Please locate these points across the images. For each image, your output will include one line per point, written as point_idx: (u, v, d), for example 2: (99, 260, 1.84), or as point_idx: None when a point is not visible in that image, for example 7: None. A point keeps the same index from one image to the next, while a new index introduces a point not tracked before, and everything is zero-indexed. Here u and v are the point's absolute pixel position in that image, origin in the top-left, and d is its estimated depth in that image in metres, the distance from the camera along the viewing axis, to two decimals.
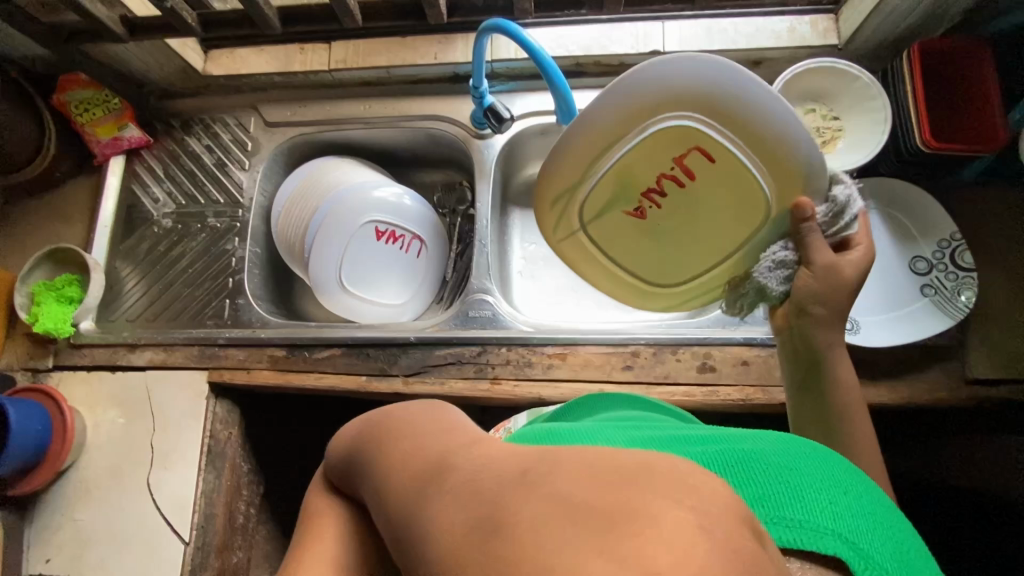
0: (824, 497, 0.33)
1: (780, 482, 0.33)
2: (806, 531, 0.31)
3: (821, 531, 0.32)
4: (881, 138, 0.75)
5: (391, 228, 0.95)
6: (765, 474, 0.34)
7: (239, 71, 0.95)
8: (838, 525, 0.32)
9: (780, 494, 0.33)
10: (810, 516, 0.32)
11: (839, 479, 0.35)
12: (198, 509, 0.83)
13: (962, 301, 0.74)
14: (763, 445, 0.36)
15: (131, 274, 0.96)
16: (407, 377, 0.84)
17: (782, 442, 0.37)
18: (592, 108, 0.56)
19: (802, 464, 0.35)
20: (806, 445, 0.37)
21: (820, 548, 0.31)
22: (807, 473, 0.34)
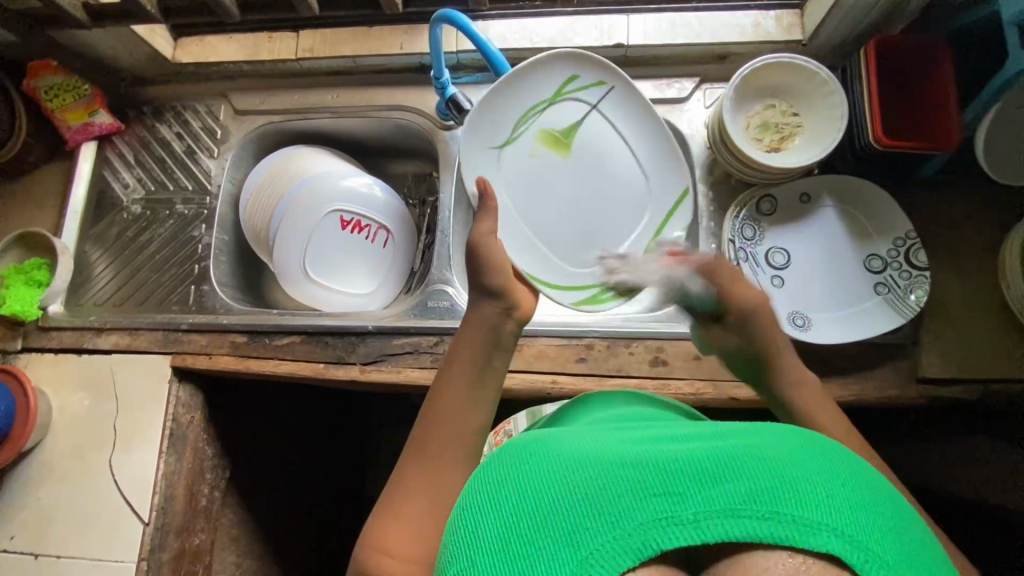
0: (819, 491, 0.32)
1: (775, 476, 0.32)
2: (800, 528, 0.30)
3: (815, 527, 0.30)
4: (835, 135, 0.75)
5: (357, 218, 0.95)
6: (761, 471, 0.33)
7: (208, 60, 0.96)
8: (835, 521, 0.31)
9: (776, 488, 0.32)
10: (806, 512, 0.31)
11: (836, 470, 0.34)
12: (159, 490, 0.85)
13: (912, 300, 0.74)
14: (758, 443, 0.36)
15: (101, 258, 0.98)
16: (365, 364, 0.85)
17: (772, 436, 0.37)
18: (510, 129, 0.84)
19: (795, 457, 0.34)
20: (797, 438, 0.37)
21: (814, 543, 0.30)
22: (802, 465, 0.34)
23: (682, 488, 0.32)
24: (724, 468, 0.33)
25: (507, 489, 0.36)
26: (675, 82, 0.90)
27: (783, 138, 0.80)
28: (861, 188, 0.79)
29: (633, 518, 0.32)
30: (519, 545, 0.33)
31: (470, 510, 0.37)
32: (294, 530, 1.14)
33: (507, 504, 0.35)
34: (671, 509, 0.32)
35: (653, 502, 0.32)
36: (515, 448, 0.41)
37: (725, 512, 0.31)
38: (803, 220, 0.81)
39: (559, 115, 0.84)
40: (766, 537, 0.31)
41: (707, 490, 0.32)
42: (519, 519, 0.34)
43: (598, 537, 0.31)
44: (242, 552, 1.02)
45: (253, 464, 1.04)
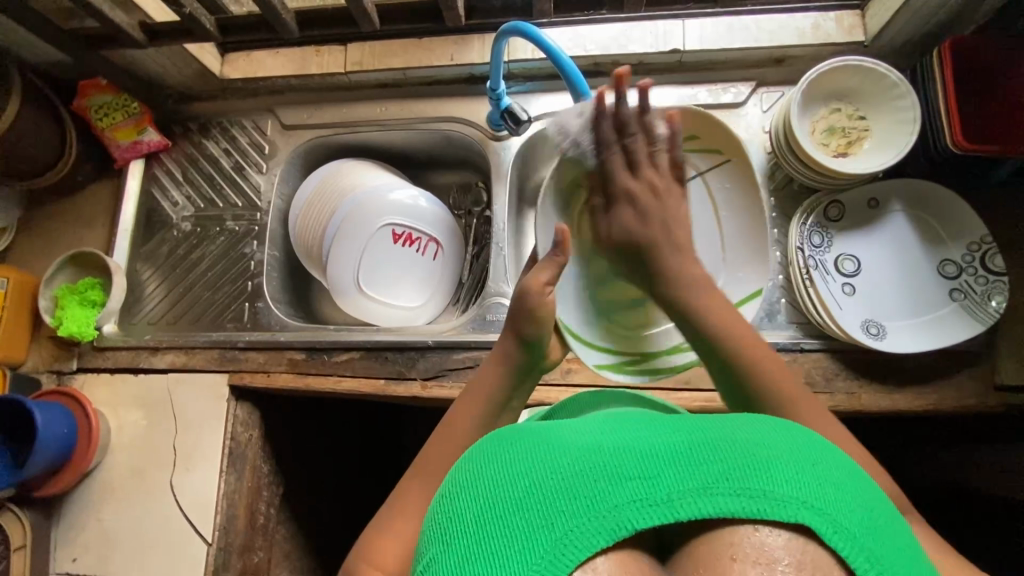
0: (793, 470, 0.32)
1: (747, 458, 0.32)
2: (773, 502, 0.30)
3: (787, 502, 0.30)
4: (908, 138, 0.73)
5: (408, 231, 0.95)
6: (735, 452, 0.33)
7: (256, 74, 0.95)
8: (807, 496, 0.31)
9: (747, 466, 0.32)
10: (779, 489, 0.31)
11: (805, 450, 0.34)
12: (221, 510, 0.84)
13: (993, 307, 0.72)
14: (731, 426, 0.36)
15: (152, 277, 0.97)
16: (425, 380, 0.84)
17: (742, 420, 0.37)
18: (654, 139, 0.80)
19: (771, 439, 0.34)
20: (765, 421, 0.37)
21: (785, 517, 0.30)
22: (772, 446, 0.34)
23: (655, 471, 0.32)
24: (695, 453, 0.33)
25: (478, 477, 0.35)
26: (731, 87, 0.89)
27: (852, 143, 0.78)
28: (932, 193, 0.77)
29: (605, 500, 0.31)
30: (489, 527, 0.32)
31: (444, 503, 0.36)
32: (344, 544, 1.13)
33: (477, 491, 0.34)
34: (645, 492, 0.31)
35: (627, 484, 0.32)
36: (485, 441, 0.40)
37: (697, 492, 0.31)
38: (871, 226, 0.79)
39: (668, 171, 0.80)
40: (739, 514, 0.30)
41: (679, 472, 0.32)
42: (489, 505, 0.33)
43: (571, 518, 0.31)
44: (296, 567, 1.02)
45: (305, 479, 1.04)
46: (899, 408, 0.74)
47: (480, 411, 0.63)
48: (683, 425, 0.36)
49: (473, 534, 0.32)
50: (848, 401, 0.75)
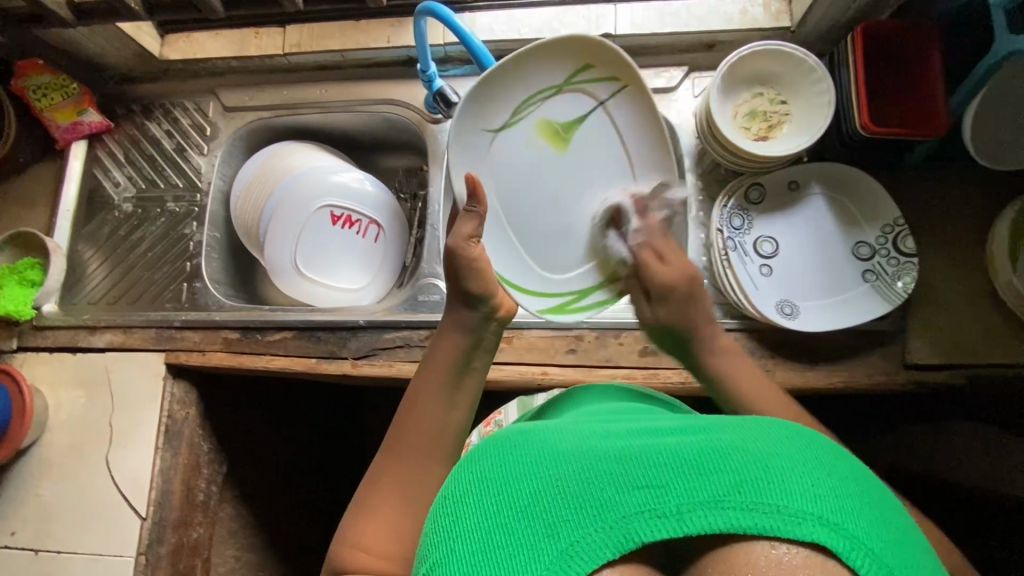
0: (807, 480, 0.33)
1: (759, 467, 0.33)
2: (786, 518, 0.31)
3: (799, 517, 0.31)
4: (823, 122, 0.75)
5: (348, 213, 0.96)
6: (747, 461, 0.33)
7: (196, 55, 0.96)
8: (820, 509, 0.32)
9: (763, 478, 0.33)
10: (793, 502, 0.32)
11: (824, 461, 0.35)
12: (155, 486, 0.86)
13: (900, 287, 0.74)
14: (745, 433, 0.36)
15: (94, 256, 0.98)
16: (356, 359, 0.85)
17: (762, 428, 0.38)
18: (529, 63, 0.68)
19: (784, 448, 0.35)
20: (777, 426, 0.38)
21: (796, 533, 0.31)
22: (784, 454, 0.34)
23: (666, 481, 0.33)
24: (707, 460, 0.34)
25: (482, 480, 0.37)
26: (664, 71, 0.90)
27: (772, 127, 0.80)
28: (849, 176, 0.79)
29: (611, 511, 0.33)
30: (503, 536, 0.33)
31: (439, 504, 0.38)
32: (295, 522, 1.15)
33: (479, 498, 0.36)
34: (650, 502, 0.33)
35: (631, 495, 0.33)
36: (494, 443, 0.41)
37: (707, 504, 0.32)
38: (792, 209, 0.81)
39: (564, 106, 0.72)
40: (750, 528, 0.31)
41: (689, 483, 0.33)
42: (493, 512, 0.35)
43: (575, 529, 0.32)
44: (242, 545, 1.03)
45: (251, 458, 1.05)
46: (812, 385, 0.76)
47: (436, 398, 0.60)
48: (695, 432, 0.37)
49: (486, 541, 0.33)
50: None
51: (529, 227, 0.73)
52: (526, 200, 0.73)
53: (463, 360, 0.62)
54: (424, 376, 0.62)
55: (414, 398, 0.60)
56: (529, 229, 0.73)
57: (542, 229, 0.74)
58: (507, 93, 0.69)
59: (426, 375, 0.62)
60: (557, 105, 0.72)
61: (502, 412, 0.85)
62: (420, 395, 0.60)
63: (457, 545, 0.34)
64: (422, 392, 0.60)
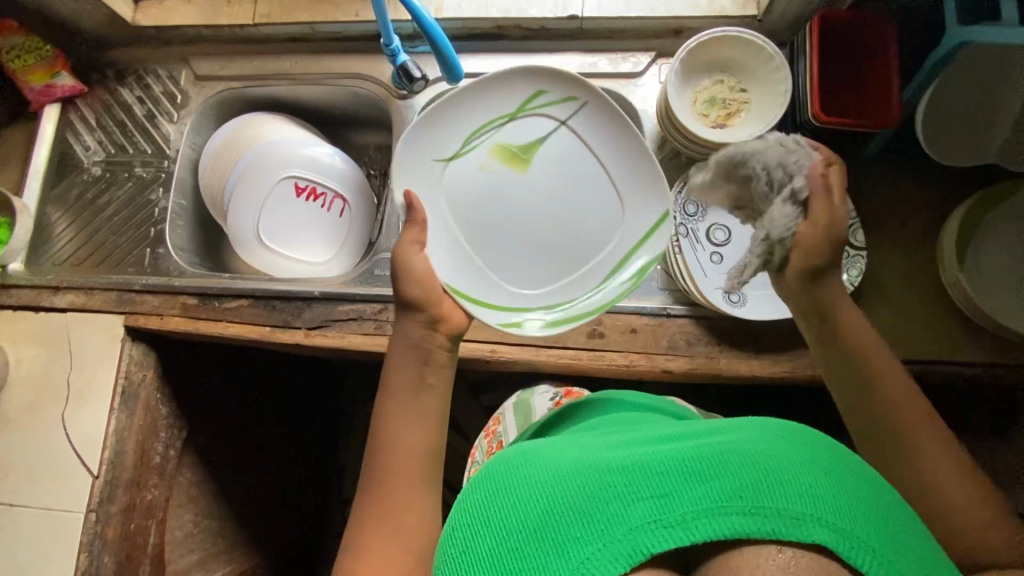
0: (804, 483, 0.38)
1: (757, 474, 0.38)
2: (782, 520, 0.36)
3: (799, 519, 0.36)
4: (778, 110, 0.75)
5: (312, 185, 0.96)
6: (745, 467, 0.38)
7: (167, 22, 0.96)
8: (818, 511, 0.36)
9: (758, 486, 0.37)
10: (786, 504, 0.36)
11: (814, 461, 0.39)
12: (108, 445, 0.87)
13: (846, 280, 0.74)
14: (743, 441, 0.41)
15: (61, 218, 0.99)
16: (309, 329, 0.86)
17: (754, 434, 0.42)
18: (482, 95, 0.71)
19: (778, 452, 0.40)
20: (771, 431, 0.42)
21: (799, 535, 0.35)
22: (777, 457, 0.39)
23: (676, 490, 0.38)
24: (709, 468, 0.39)
25: (508, 503, 0.42)
26: (631, 56, 0.90)
27: (730, 114, 0.79)
28: None
29: (625, 523, 0.37)
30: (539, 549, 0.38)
31: (471, 527, 0.43)
32: (256, 491, 1.17)
33: (506, 521, 0.41)
34: (660, 512, 0.37)
35: (641, 507, 0.38)
36: (512, 468, 0.46)
37: (714, 511, 0.37)
38: None
39: (520, 131, 0.73)
40: (753, 532, 0.36)
41: (694, 494, 0.38)
42: (521, 532, 0.40)
43: (601, 537, 0.37)
44: (200, 510, 1.05)
45: (212, 425, 1.07)
46: (754, 374, 0.76)
47: (405, 401, 0.60)
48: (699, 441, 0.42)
49: (525, 554, 0.38)
50: (706, 364, 0.77)
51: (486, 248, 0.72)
52: (488, 217, 0.72)
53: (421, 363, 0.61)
54: (386, 391, 0.61)
55: (382, 416, 0.60)
56: (493, 244, 0.72)
57: (503, 245, 0.72)
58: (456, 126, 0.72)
59: (389, 389, 0.61)
60: (516, 127, 0.73)
61: (501, 423, 0.87)
62: (382, 410, 0.60)
63: (492, 567, 0.39)
64: (388, 408, 0.60)
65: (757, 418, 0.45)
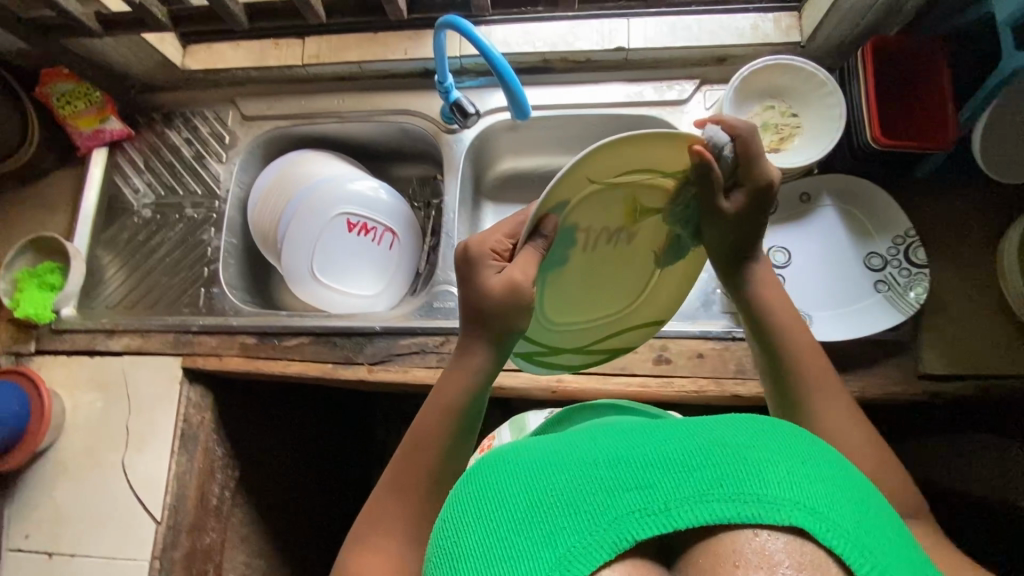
0: (781, 470, 0.33)
1: (737, 460, 0.34)
2: (763, 506, 0.32)
3: (780, 504, 0.32)
4: (835, 134, 0.76)
5: (364, 220, 0.97)
6: (724, 454, 0.34)
7: (216, 65, 0.98)
8: (796, 496, 0.32)
9: (739, 471, 0.33)
10: (766, 491, 0.32)
11: (788, 449, 0.35)
12: (170, 490, 0.86)
13: (912, 297, 0.75)
14: (719, 428, 0.37)
15: (112, 262, 1.00)
16: (372, 365, 0.86)
17: (733, 424, 0.38)
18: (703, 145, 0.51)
19: (756, 439, 0.36)
20: (747, 419, 0.38)
21: (780, 520, 0.31)
22: (758, 446, 0.35)
23: (652, 479, 0.33)
24: (688, 456, 0.34)
25: (479, 490, 0.36)
26: (676, 84, 0.91)
27: (783, 139, 0.81)
28: (859, 187, 0.80)
29: (606, 511, 0.32)
30: (504, 551, 0.32)
31: (441, 520, 0.37)
32: (302, 527, 1.16)
33: (469, 522, 0.35)
34: (640, 501, 0.32)
35: (625, 497, 0.33)
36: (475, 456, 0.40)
37: (693, 500, 0.32)
38: (803, 219, 0.82)
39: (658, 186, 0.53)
40: (733, 519, 0.32)
41: (676, 482, 0.33)
42: (497, 525, 0.33)
43: (574, 532, 0.32)
44: (251, 551, 1.02)
45: (263, 465, 1.06)
46: None
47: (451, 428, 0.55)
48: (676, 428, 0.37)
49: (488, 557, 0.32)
50: None
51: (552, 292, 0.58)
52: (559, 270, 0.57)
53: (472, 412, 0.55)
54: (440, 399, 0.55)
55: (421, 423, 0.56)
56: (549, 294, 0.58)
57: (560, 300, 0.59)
58: (632, 158, 0.50)
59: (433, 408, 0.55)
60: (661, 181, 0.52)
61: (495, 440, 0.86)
62: (432, 415, 0.55)
63: (469, 561, 0.33)
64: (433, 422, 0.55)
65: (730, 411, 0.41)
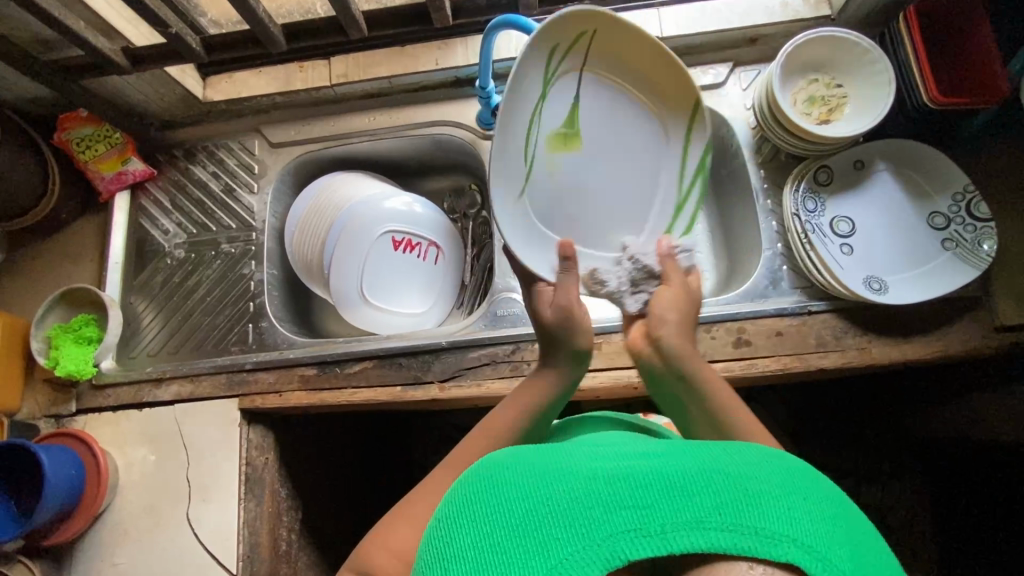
0: (783, 505, 0.35)
1: (740, 492, 0.35)
2: (760, 538, 0.33)
3: (775, 538, 0.33)
4: (887, 99, 0.77)
5: (407, 237, 0.95)
6: (727, 485, 0.36)
7: (240, 95, 0.95)
8: (795, 533, 0.33)
9: (738, 503, 0.35)
10: (766, 525, 0.34)
11: (798, 487, 0.36)
12: (242, 539, 0.81)
13: (985, 251, 0.75)
14: (727, 459, 0.38)
15: (147, 309, 0.95)
16: (443, 382, 0.83)
17: (744, 455, 0.39)
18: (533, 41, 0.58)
19: (765, 473, 0.37)
20: (762, 452, 0.40)
21: (772, 553, 0.33)
22: (762, 479, 0.36)
23: (651, 501, 0.35)
24: (690, 483, 0.36)
25: (488, 496, 0.39)
26: (710, 69, 0.91)
27: (832, 110, 0.82)
28: (915, 150, 0.81)
29: (603, 528, 0.35)
30: (504, 556, 0.36)
31: (445, 522, 0.41)
32: None
33: (478, 522, 0.38)
34: (637, 522, 0.35)
35: (622, 516, 0.35)
36: (487, 464, 0.43)
37: (688, 524, 0.34)
38: (858, 187, 0.83)
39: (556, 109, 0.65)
40: (728, 548, 0.33)
41: (674, 506, 0.35)
42: (501, 525, 0.37)
43: (571, 545, 0.35)
44: None
45: (325, 503, 1.01)
46: (909, 358, 0.76)
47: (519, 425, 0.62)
48: (682, 454, 0.39)
49: (487, 556, 0.36)
50: (860, 356, 0.77)
51: (590, 226, 0.70)
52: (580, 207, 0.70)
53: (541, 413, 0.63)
54: (520, 394, 0.63)
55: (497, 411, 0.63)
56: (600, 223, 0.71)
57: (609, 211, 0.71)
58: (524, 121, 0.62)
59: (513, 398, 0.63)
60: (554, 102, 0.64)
61: None
62: (504, 412, 0.62)
63: (464, 561, 0.37)
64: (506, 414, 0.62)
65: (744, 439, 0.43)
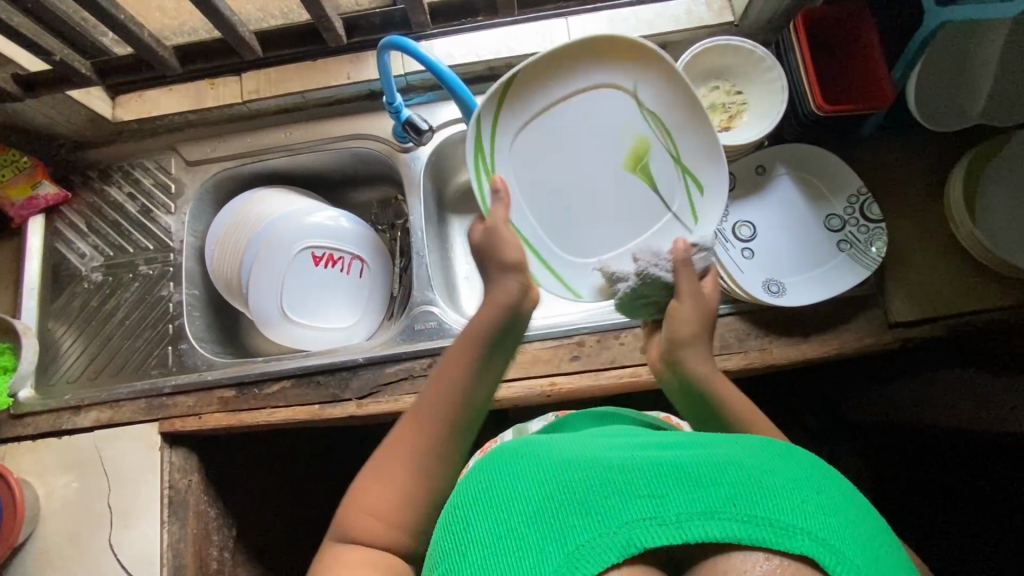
0: (793, 498, 0.37)
1: (749, 484, 0.37)
2: (773, 530, 0.35)
3: (786, 528, 0.35)
4: (780, 107, 0.79)
5: (329, 252, 0.95)
6: (736, 476, 0.38)
7: (150, 115, 0.94)
8: (804, 525, 0.35)
9: (751, 495, 0.36)
10: (777, 516, 0.35)
11: (806, 482, 0.39)
12: (166, 562, 0.81)
13: (875, 252, 0.78)
14: (736, 454, 0.40)
15: (67, 333, 0.94)
16: (360, 399, 0.83)
17: (753, 449, 0.42)
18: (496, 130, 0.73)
19: (771, 467, 0.39)
20: (766, 447, 0.42)
21: (786, 544, 0.34)
22: (771, 472, 0.39)
23: (666, 493, 0.37)
24: (702, 476, 0.38)
25: (510, 489, 0.41)
26: None
27: (732, 116, 0.83)
28: (812, 154, 0.83)
29: (622, 517, 0.36)
30: (526, 540, 0.37)
31: (461, 514, 0.42)
32: None
33: (502, 509, 0.40)
34: (655, 511, 0.36)
35: (639, 505, 0.37)
36: (508, 459, 0.45)
37: (704, 514, 0.36)
38: (760, 192, 0.85)
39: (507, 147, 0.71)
40: (743, 539, 0.35)
41: (690, 496, 0.37)
42: (524, 510, 0.39)
43: (590, 531, 0.36)
44: None
45: (260, 519, 1.02)
46: (807, 357, 0.77)
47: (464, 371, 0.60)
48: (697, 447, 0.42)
49: (509, 540, 0.38)
50: (761, 356, 0.78)
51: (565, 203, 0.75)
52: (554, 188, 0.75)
53: (487, 350, 0.61)
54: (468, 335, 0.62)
55: (444, 366, 0.61)
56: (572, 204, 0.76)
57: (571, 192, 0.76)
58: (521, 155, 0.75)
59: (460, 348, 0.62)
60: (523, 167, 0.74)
61: None
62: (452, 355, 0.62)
63: (481, 549, 0.38)
64: (456, 361, 0.61)
65: (748, 436, 0.45)
